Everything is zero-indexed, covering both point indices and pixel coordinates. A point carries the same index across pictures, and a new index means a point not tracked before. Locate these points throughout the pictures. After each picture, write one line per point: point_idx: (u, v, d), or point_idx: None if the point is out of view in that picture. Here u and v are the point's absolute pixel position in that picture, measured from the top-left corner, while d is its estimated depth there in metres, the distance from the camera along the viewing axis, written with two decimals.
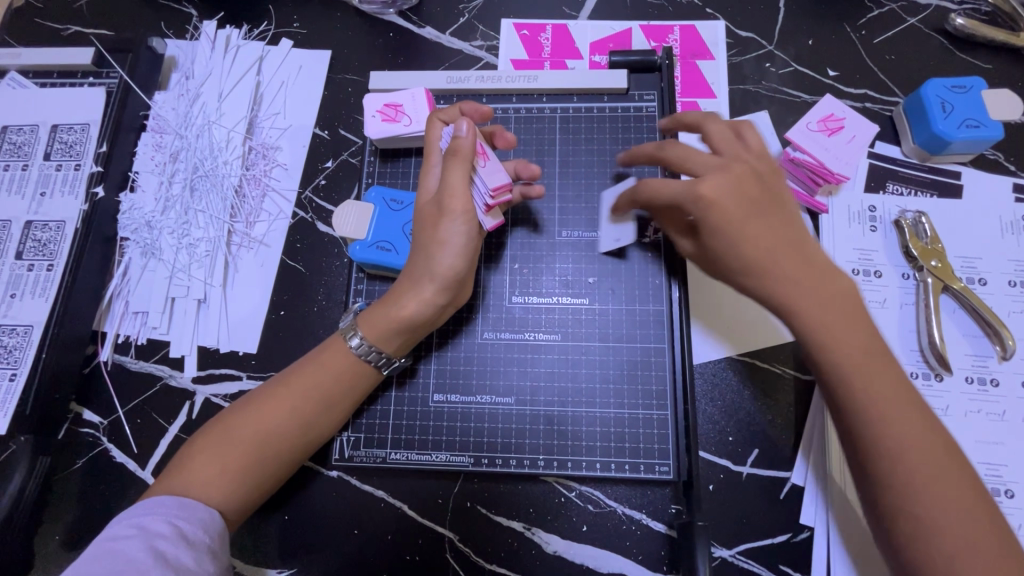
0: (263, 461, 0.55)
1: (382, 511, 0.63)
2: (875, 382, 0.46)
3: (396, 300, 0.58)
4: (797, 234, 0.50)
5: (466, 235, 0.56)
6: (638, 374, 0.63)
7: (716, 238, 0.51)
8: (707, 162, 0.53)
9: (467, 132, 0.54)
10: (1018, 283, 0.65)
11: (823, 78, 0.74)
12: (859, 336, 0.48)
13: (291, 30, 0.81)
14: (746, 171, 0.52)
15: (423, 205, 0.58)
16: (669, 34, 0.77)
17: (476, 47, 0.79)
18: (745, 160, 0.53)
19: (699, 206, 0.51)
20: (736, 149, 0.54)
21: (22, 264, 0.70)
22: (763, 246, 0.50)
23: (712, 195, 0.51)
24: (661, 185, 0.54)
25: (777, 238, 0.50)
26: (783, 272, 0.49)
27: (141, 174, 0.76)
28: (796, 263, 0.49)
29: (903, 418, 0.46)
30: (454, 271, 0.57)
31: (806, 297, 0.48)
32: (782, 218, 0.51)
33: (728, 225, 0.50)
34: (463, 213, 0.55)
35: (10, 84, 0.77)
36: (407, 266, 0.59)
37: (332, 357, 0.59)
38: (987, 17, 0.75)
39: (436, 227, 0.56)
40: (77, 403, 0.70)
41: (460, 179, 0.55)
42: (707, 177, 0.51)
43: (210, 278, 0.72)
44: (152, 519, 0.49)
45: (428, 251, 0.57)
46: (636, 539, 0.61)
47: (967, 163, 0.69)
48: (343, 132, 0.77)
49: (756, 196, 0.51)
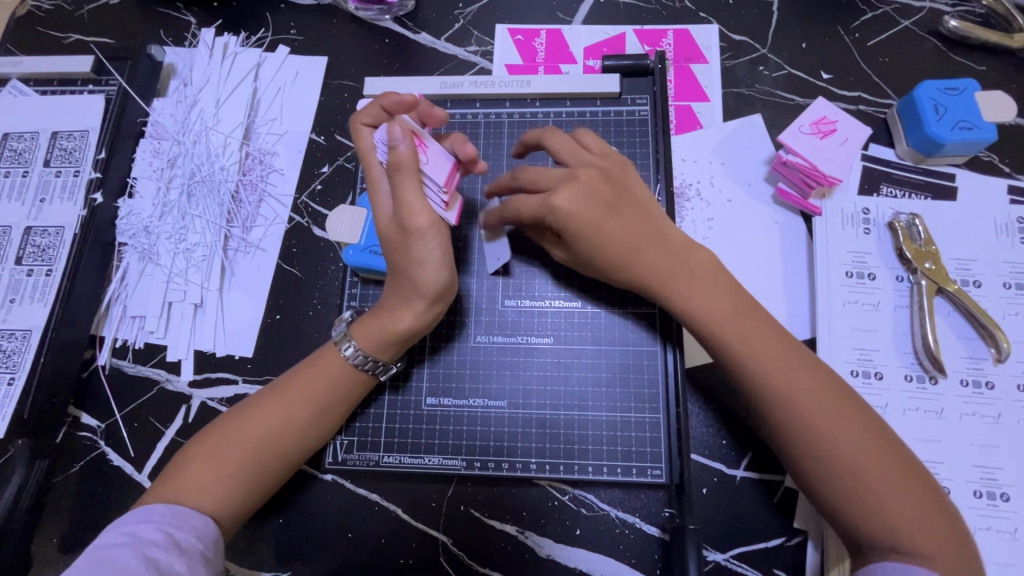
0: (257, 468, 0.56)
1: (376, 515, 0.63)
2: (759, 355, 0.51)
3: (388, 315, 0.58)
4: (653, 224, 0.55)
5: (437, 245, 0.54)
6: (630, 378, 0.63)
7: (582, 244, 0.55)
8: (557, 174, 0.56)
9: (402, 142, 0.51)
10: (1013, 285, 0.64)
11: (817, 81, 0.74)
12: (728, 303, 0.53)
13: (288, 36, 0.82)
14: (595, 175, 0.56)
15: (387, 227, 0.56)
16: (662, 38, 0.78)
17: (470, 52, 0.80)
18: (591, 165, 0.57)
19: (556, 218, 0.54)
20: (580, 156, 0.58)
21: (22, 269, 0.71)
22: (630, 250, 0.54)
23: (570, 206, 0.53)
24: (523, 206, 0.56)
25: (636, 233, 0.55)
26: (649, 265, 0.54)
27: (140, 179, 0.77)
28: (656, 253, 0.54)
29: (797, 382, 0.50)
30: (437, 283, 0.55)
31: (672, 283, 0.53)
32: (639, 211, 0.56)
33: (587, 227, 0.54)
34: (430, 228, 0.53)
35: (12, 92, 0.78)
36: (392, 284, 0.58)
37: (326, 364, 0.59)
38: (982, 19, 0.75)
39: (409, 247, 0.55)
40: (75, 407, 0.70)
41: (414, 195, 0.52)
42: (559, 191, 0.54)
43: (207, 283, 0.73)
44: (145, 526, 0.50)
45: (407, 269, 0.56)
46: (629, 543, 0.61)
47: (961, 165, 0.69)
48: (338, 137, 0.77)
49: (608, 196, 0.55)
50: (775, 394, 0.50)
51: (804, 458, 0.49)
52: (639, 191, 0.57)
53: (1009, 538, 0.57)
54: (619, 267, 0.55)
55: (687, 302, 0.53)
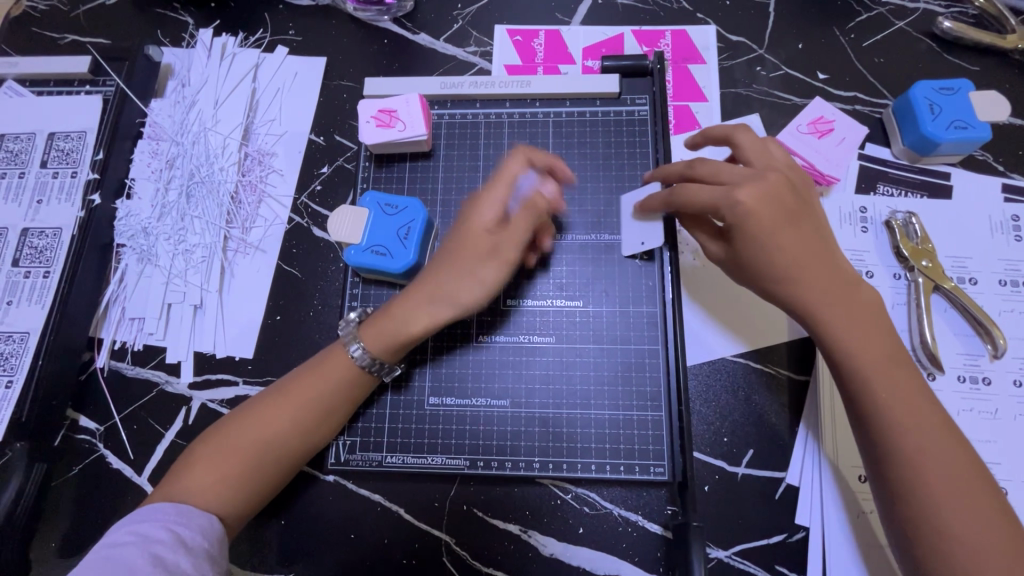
0: (261, 469, 0.56)
1: (378, 515, 0.63)
2: (895, 397, 0.52)
3: (404, 319, 0.59)
4: (823, 248, 0.56)
5: (501, 267, 0.59)
6: (632, 376, 0.63)
7: (752, 249, 0.56)
8: (744, 172, 0.57)
9: (550, 195, 0.60)
10: (1008, 282, 0.65)
11: (813, 81, 0.75)
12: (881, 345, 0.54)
13: (286, 37, 0.82)
14: (781, 182, 0.56)
15: (464, 242, 0.59)
16: (660, 39, 0.78)
17: (469, 53, 0.80)
18: (779, 172, 0.58)
19: (735, 211, 0.55)
20: (767, 162, 0.59)
21: (19, 271, 0.70)
22: (797, 258, 0.55)
23: (754, 205, 0.55)
24: (694, 195, 0.57)
25: (806, 252, 0.55)
26: (810, 285, 0.54)
27: (137, 180, 0.76)
28: (822, 276, 0.55)
29: (925, 427, 0.51)
30: (473, 299, 0.59)
31: (824, 308, 0.54)
32: (812, 231, 0.56)
33: (762, 236, 0.55)
34: (506, 262, 0.59)
35: (8, 93, 0.77)
36: (421, 289, 0.59)
37: (333, 365, 0.59)
38: (975, 20, 0.76)
39: (479, 267, 0.58)
40: (73, 410, 0.69)
41: (522, 232, 0.59)
42: (741, 188, 0.56)
43: (206, 284, 0.73)
44: (150, 525, 0.50)
45: (455, 282, 0.58)
46: (632, 541, 0.61)
47: (956, 164, 0.70)
48: (338, 137, 0.77)
49: (792, 206, 0.56)
50: (899, 435, 0.51)
51: (915, 504, 0.50)
52: (817, 213, 0.58)
53: None
54: (776, 280, 0.55)
55: (836, 320, 0.54)
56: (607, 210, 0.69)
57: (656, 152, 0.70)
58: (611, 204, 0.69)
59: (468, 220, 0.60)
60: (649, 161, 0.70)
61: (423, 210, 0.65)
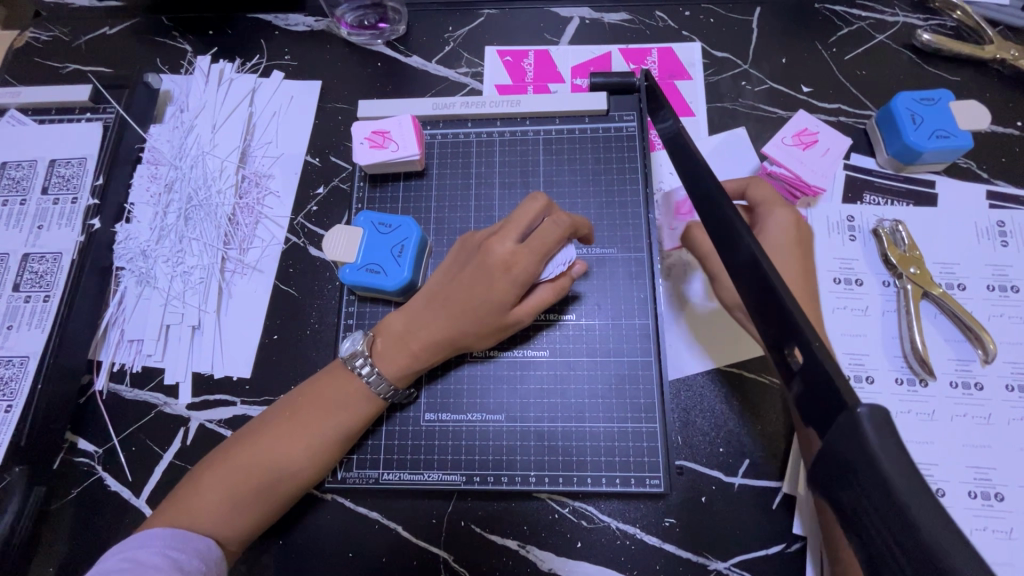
0: (266, 497, 0.56)
1: (377, 533, 0.63)
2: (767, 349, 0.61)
3: (416, 358, 0.61)
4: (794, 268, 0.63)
5: (512, 311, 0.60)
6: (626, 388, 0.64)
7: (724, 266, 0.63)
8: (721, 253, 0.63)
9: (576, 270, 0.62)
10: (997, 287, 0.66)
11: (798, 94, 0.77)
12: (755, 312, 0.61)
13: (282, 62, 0.84)
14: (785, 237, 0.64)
15: (498, 297, 0.58)
16: (647, 56, 0.80)
17: (461, 73, 0.82)
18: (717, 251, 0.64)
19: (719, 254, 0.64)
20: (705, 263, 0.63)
21: (19, 295, 0.71)
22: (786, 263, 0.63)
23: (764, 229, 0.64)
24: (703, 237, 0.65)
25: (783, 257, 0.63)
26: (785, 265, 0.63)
27: (137, 205, 0.78)
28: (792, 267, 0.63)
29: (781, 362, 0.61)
30: (484, 337, 0.61)
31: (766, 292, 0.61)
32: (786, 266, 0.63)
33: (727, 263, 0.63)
34: (537, 307, 0.61)
35: (10, 122, 0.79)
36: (438, 333, 0.60)
37: (343, 390, 0.60)
38: (953, 32, 0.78)
39: (509, 315, 0.60)
40: (72, 433, 0.70)
41: (547, 286, 0.61)
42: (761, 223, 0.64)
43: (204, 305, 0.73)
44: (144, 551, 0.51)
45: (480, 327, 0.60)
46: (631, 554, 0.61)
47: (940, 172, 0.71)
48: (333, 158, 0.79)
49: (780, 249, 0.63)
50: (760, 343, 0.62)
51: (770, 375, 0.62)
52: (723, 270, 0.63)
53: (1006, 538, 0.58)
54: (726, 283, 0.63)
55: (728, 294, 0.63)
56: (597, 225, 0.70)
57: (644, 167, 0.72)
58: (602, 219, 0.70)
59: (487, 254, 0.58)
60: (638, 175, 0.72)
61: (416, 228, 0.66)
